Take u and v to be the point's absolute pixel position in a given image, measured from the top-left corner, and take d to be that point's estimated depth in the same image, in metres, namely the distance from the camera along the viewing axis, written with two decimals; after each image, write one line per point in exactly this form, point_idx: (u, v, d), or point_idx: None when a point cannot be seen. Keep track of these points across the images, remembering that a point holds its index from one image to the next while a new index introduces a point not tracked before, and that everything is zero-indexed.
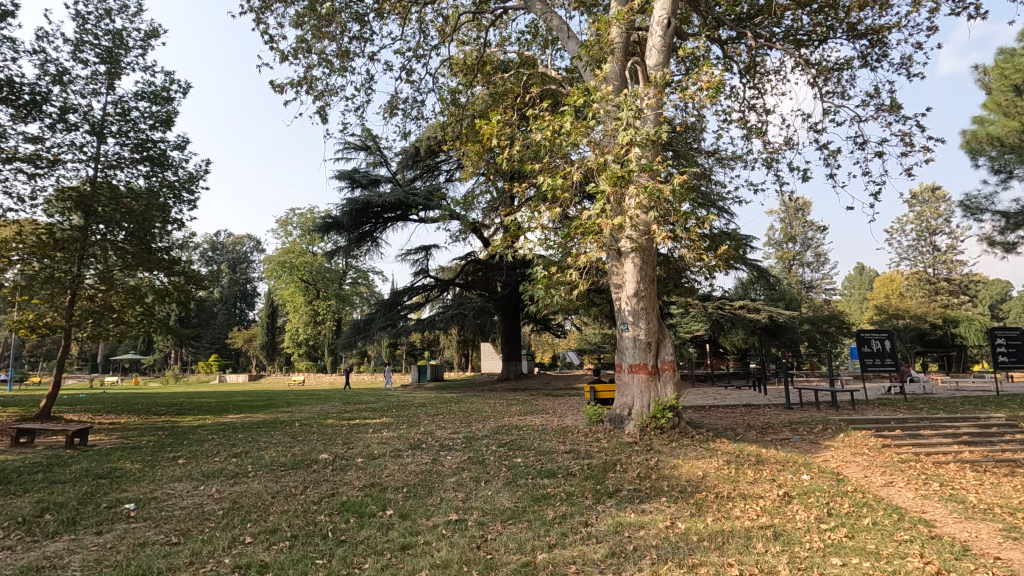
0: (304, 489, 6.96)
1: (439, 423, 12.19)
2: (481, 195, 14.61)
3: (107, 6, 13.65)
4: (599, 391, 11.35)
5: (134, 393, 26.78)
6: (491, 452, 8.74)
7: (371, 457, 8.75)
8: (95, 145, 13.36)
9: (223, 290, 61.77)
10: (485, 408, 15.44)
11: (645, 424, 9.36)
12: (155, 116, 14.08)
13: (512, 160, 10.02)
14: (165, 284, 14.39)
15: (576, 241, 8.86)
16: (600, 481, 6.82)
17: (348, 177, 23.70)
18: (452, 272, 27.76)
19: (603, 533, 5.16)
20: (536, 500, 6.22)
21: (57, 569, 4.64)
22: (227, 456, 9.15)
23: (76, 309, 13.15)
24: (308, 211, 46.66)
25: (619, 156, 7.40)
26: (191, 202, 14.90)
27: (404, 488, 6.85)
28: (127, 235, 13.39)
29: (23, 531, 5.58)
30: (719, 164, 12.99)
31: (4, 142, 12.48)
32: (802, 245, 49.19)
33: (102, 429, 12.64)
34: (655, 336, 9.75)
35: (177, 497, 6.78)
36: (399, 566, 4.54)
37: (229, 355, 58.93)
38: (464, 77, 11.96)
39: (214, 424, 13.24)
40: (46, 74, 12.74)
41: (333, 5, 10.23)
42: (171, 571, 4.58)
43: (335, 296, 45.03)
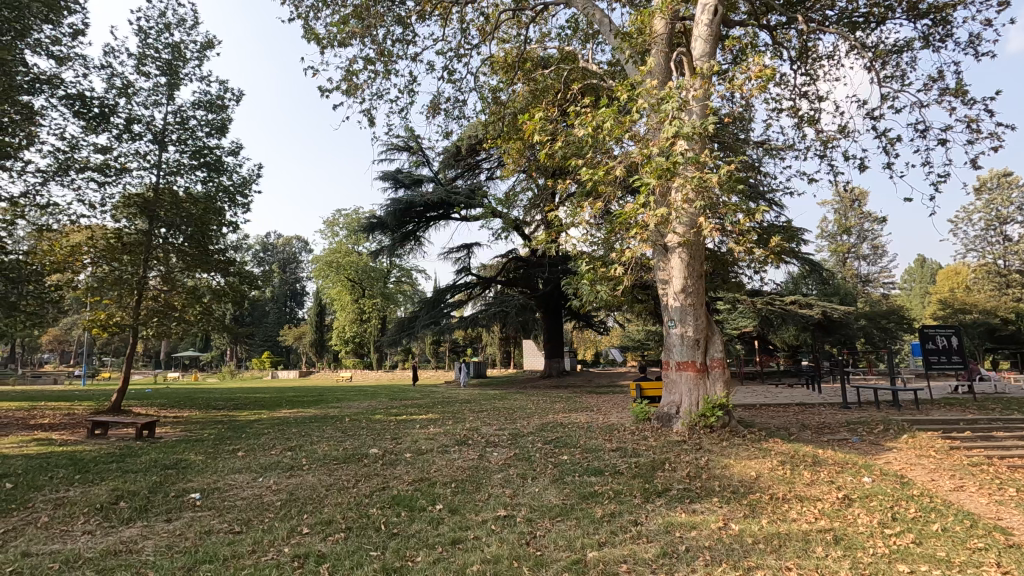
0: (356, 482, 7.16)
1: (484, 420, 12.30)
2: (522, 192, 14.63)
3: (166, 21, 14.34)
4: (645, 388, 11.16)
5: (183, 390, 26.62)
6: (537, 449, 8.77)
7: (421, 451, 8.93)
8: (157, 153, 14.11)
9: (275, 291, 64.15)
10: (530, 404, 15.46)
11: (694, 423, 9.16)
12: (211, 124, 14.74)
13: (554, 156, 9.98)
14: (222, 284, 15.08)
15: (620, 237, 8.76)
16: (649, 480, 6.72)
17: (391, 177, 24.13)
18: (494, 269, 27.92)
19: (654, 532, 5.08)
20: (584, 498, 6.19)
21: (133, 554, 4.93)
22: (283, 449, 9.53)
23: (143, 308, 13.86)
24: (353, 211, 47.78)
25: (664, 148, 7.21)
26: (245, 205, 15.55)
27: (452, 483, 6.94)
28: (188, 239, 14.14)
29: (101, 517, 5.96)
30: (768, 155, 12.59)
31: (77, 153, 13.33)
32: (857, 237, 46.98)
33: (168, 423, 13.34)
34: (703, 333, 9.53)
35: (239, 488, 7.09)
36: (451, 559, 4.61)
37: (281, 353, 61.27)
38: (504, 74, 11.90)
39: (269, 419, 13.75)
40: (112, 88, 13.52)
41: (377, 10, 10.41)
42: (235, 558, 4.79)
43: (380, 294, 46.00)
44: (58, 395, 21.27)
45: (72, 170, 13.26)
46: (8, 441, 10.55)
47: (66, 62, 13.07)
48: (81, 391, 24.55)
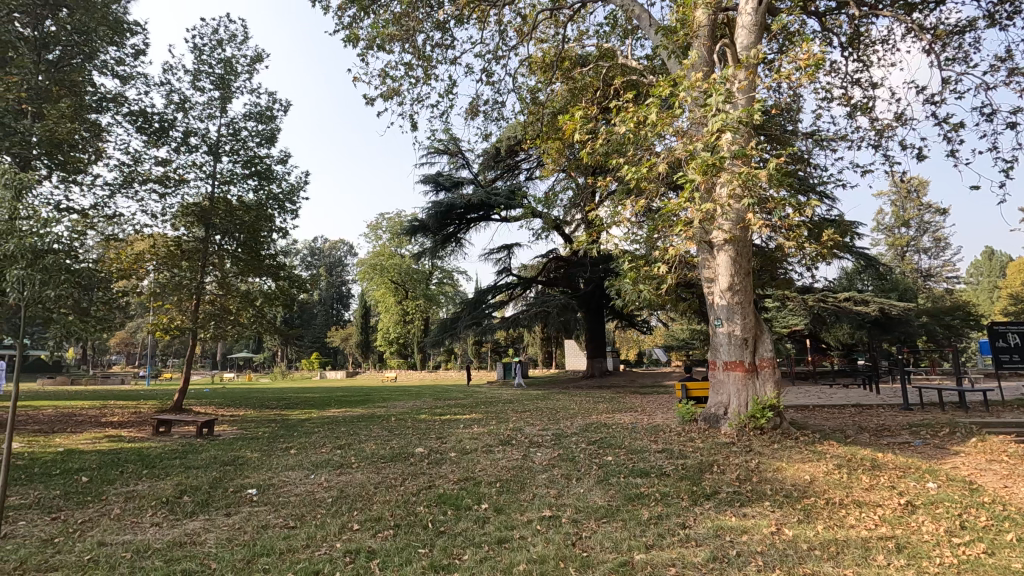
0: (403, 480, 7.32)
1: (527, 420, 12.31)
2: (562, 192, 14.57)
3: (219, 37, 15.02)
4: (691, 389, 10.92)
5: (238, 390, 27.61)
6: (581, 449, 8.73)
7: (465, 451, 9.04)
8: (212, 164, 14.80)
9: (322, 294, 66.09)
10: (572, 405, 15.37)
11: (744, 425, 8.90)
12: (261, 134, 15.34)
13: (594, 155, 9.89)
14: (273, 288, 15.69)
15: (662, 235, 8.60)
16: (697, 483, 6.59)
17: (432, 180, 24.50)
18: (534, 270, 27.95)
19: (702, 536, 4.98)
20: (630, 500, 6.12)
21: (197, 546, 5.20)
22: (332, 448, 9.81)
23: (200, 312, 14.54)
24: (395, 215, 48.71)
25: (709, 143, 7.02)
26: (294, 211, 16.12)
27: (497, 483, 6.98)
28: (241, 245, 14.83)
29: (168, 510, 6.31)
30: (818, 146, 12.10)
31: (140, 166, 14.14)
32: (918, 229, 44.56)
33: (225, 421, 13.94)
34: (752, 332, 9.25)
35: (292, 484, 7.37)
36: (498, 558, 4.65)
37: (329, 354, 63.15)
38: (542, 74, 11.83)
39: (320, 418, 14.19)
40: (171, 103, 14.26)
41: (416, 16, 10.57)
42: (290, 552, 4.98)
43: (423, 295, 46.71)
44: (124, 395, 22.49)
45: (136, 182, 14.07)
46: (83, 437, 11.28)
47: (130, 80, 13.89)
48: (145, 391, 25.75)
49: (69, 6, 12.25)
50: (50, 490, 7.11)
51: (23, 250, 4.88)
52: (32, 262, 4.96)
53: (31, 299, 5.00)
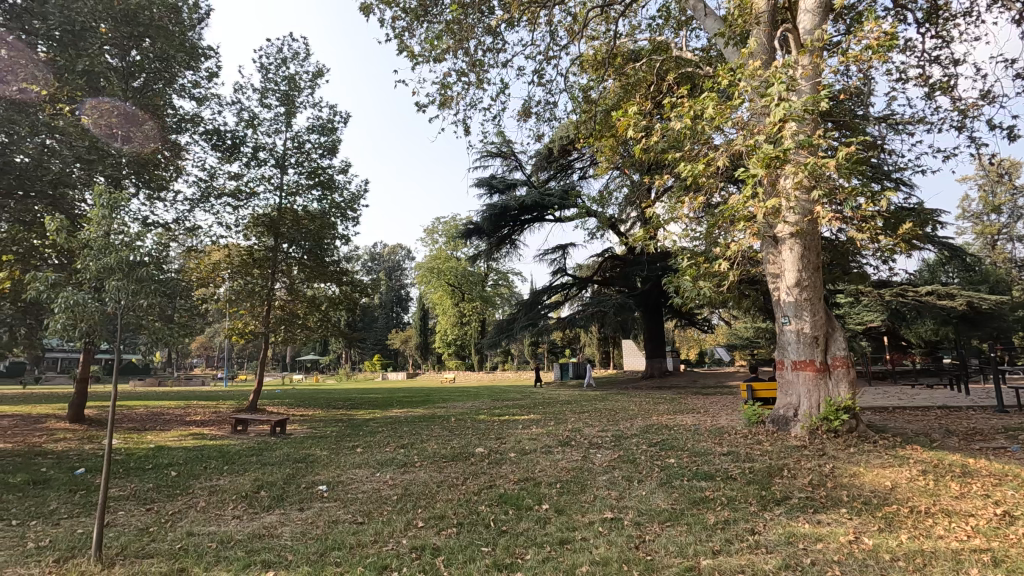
0: (464, 480, 7.45)
1: (586, 421, 12.23)
2: (616, 189, 14.37)
3: (284, 56, 15.82)
4: (757, 389, 10.51)
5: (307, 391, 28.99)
6: (642, 451, 8.59)
7: (524, 452, 9.08)
8: (279, 176, 15.60)
9: (383, 298, 68.22)
10: (632, 406, 15.14)
11: (815, 427, 8.48)
12: (324, 146, 16.02)
13: (650, 151, 9.69)
14: (337, 292, 16.35)
15: (723, 231, 8.32)
16: (766, 487, 6.33)
17: (486, 183, 24.78)
18: (590, 269, 27.73)
19: (773, 543, 4.79)
20: (694, 503, 5.97)
21: (274, 538, 5.50)
22: (396, 447, 10.13)
23: (272, 317, 15.35)
24: (451, 219, 49.56)
25: (772, 134, 6.71)
26: (355, 219, 16.74)
27: (557, 484, 6.99)
28: (307, 252, 15.56)
29: (248, 504, 6.70)
30: (892, 131, 11.36)
31: (215, 181, 15.10)
32: (1010, 216, 40.87)
33: (296, 420, 14.66)
34: (823, 330, 8.80)
35: (360, 481, 7.66)
36: (561, 559, 4.65)
37: (391, 356, 65.10)
38: (594, 72, 11.69)
39: (383, 418, 14.66)
40: (241, 121, 15.16)
41: (466, 21, 10.70)
42: (360, 546, 5.19)
43: (479, 297, 47.29)
44: (206, 394, 24.59)
45: (212, 197, 15.04)
46: (171, 435, 12.18)
47: (205, 102, 14.87)
48: (225, 391, 28.62)
49: (150, 36, 13.03)
50: (145, 483, 7.72)
51: (120, 263, 5.35)
52: (127, 274, 5.44)
53: (127, 307, 5.49)
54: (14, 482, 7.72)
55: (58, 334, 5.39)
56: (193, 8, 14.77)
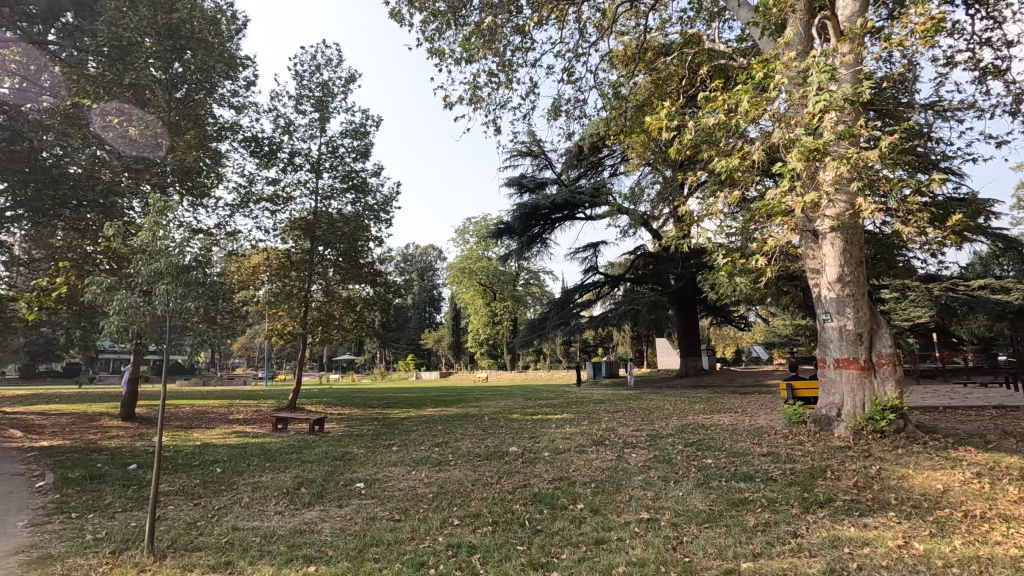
0: (498, 478, 7.48)
1: (620, 420, 12.11)
2: (649, 186, 14.18)
3: (317, 63, 16.16)
4: (798, 388, 10.21)
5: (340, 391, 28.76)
6: (678, 451, 8.46)
7: (558, 451, 9.06)
8: (314, 181, 15.97)
9: (416, 298, 69.13)
10: (667, 405, 14.93)
11: (860, 428, 8.19)
12: (357, 149, 16.32)
13: (682, 145, 9.52)
14: (371, 293, 16.64)
15: (759, 226, 8.12)
16: (808, 489, 6.15)
17: (516, 182, 24.79)
18: (622, 267, 27.46)
19: (817, 546, 4.65)
20: (733, 505, 5.84)
21: (315, 533, 5.65)
22: (430, 445, 10.25)
23: (309, 318, 15.73)
24: (482, 219, 49.80)
25: (811, 126, 6.50)
26: (388, 221, 17.00)
27: (592, 483, 6.95)
28: (342, 254, 15.89)
29: (290, 500, 6.90)
30: (940, 118, 10.87)
31: (254, 187, 15.56)
32: None
33: (334, 419, 14.99)
34: (867, 327, 8.50)
35: (396, 479, 7.78)
36: (597, 559, 4.63)
37: (424, 355, 65.93)
38: (624, 67, 11.53)
39: (418, 417, 14.84)
40: (278, 127, 15.57)
41: (495, 21, 10.74)
42: (398, 543, 5.27)
43: (511, 296, 47.38)
44: (244, 395, 24.70)
45: (251, 202, 15.50)
46: (216, 432, 12.63)
47: (243, 110, 15.34)
48: (263, 391, 28.65)
49: (191, 47, 13.48)
50: (192, 479, 8.03)
51: (170, 267, 5.59)
52: (176, 278, 5.68)
53: (175, 309, 5.71)
54: (72, 476, 8.14)
55: (112, 336, 5.64)
56: (231, 20, 15.28)
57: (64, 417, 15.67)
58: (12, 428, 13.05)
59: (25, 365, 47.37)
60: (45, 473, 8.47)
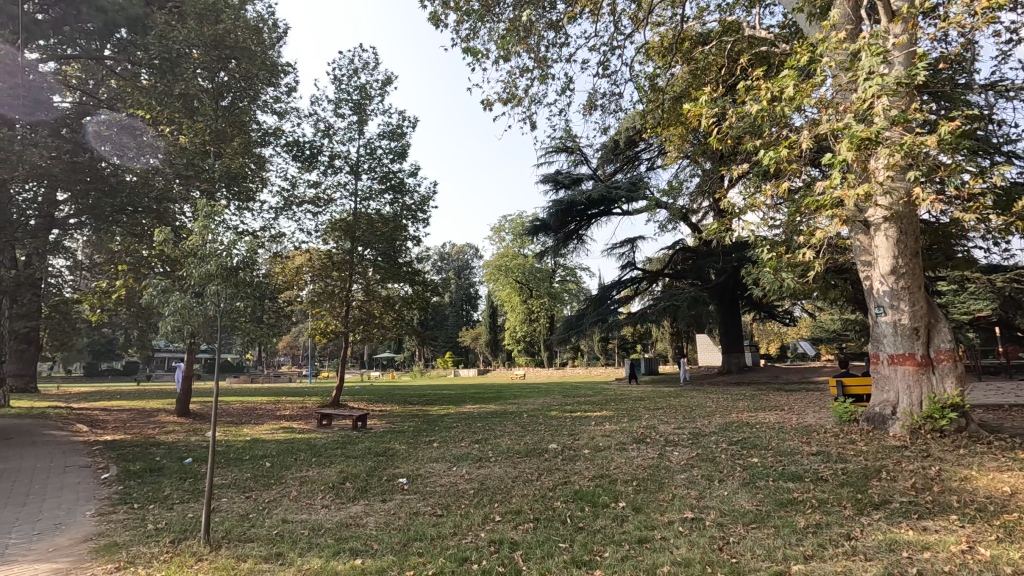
0: (539, 475, 7.48)
1: (661, 418, 11.91)
2: (688, 179, 13.88)
3: (355, 67, 16.49)
4: (849, 385, 9.82)
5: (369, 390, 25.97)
6: (722, 450, 8.26)
7: (598, 448, 8.98)
8: (353, 182, 16.31)
9: (453, 296, 69.86)
10: (709, 403, 14.60)
11: (917, 427, 7.81)
12: (394, 151, 16.59)
13: (723, 137, 9.27)
14: (410, 292, 16.90)
15: (806, 217, 7.84)
16: (862, 490, 5.91)
17: (551, 179, 24.69)
18: (661, 262, 27.01)
19: (873, 549, 4.47)
20: (782, 505, 5.67)
21: (360, 527, 5.79)
22: (470, 442, 10.35)
23: (351, 317, 16.10)
24: (517, 216, 49.85)
25: (861, 112, 6.22)
26: (425, 220, 17.22)
27: (633, 481, 6.88)
28: (381, 254, 16.19)
29: (336, 494, 7.10)
30: (1003, 99, 10.23)
31: (296, 190, 16.02)
32: None
33: (376, 416, 15.30)
34: (924, 321, 8.10)
35: (438, 475, 7.89)
36: (640, 558, 4.57)
37: (462, 353, 66.57)
38: (660, 59, 11.24)
39: (457, 414, 15.02)
40: (318, 131, 15.97)
41: (530, 17, 10.70)
42: (441, 538, 5.34)
43: (547, 293, 47.27)
44: (268, 395, 23.27)
45: (294, 205, 15.97)
46: (264, 428, 13.08)
47: (286, 115, 15.81)
48: (287, 391, 26.57)
49: (236, 57, 13.86)
50: (243, 473, 8.36)
51: (220, 268, 5.80)
52: (226, 280, 5.88)
53: (225, 310, 5.92)
54: (134, 469, 8.59)
55: (168, 335, 5.91)
56: (272, 28, 15.77)
57: (125, 412, 16.51)
58: (79, 423, 13.82)
59: (89, 363, 50.17)
60: (109, 466, 8.96)
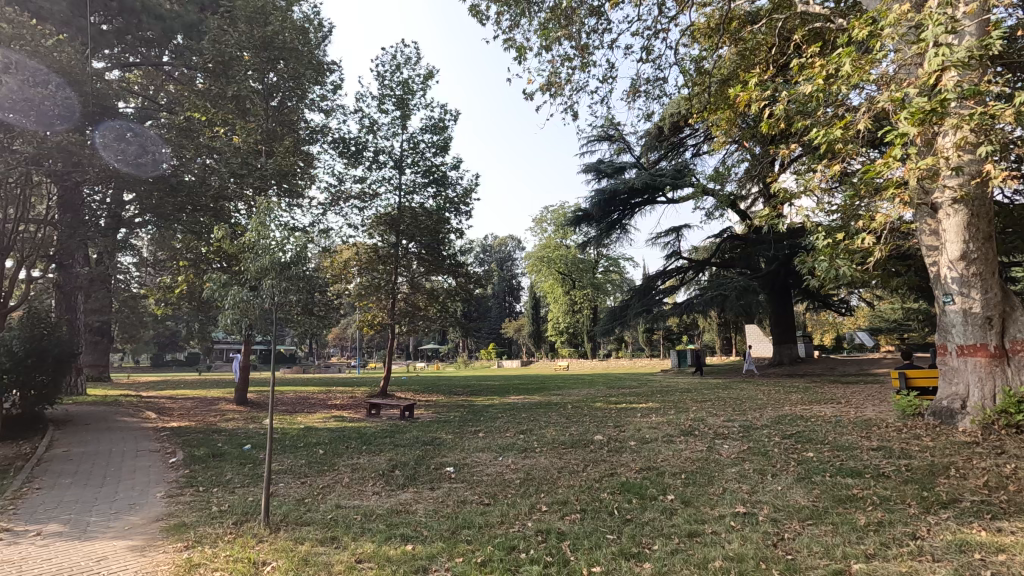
0: (585, 466, 7.46)
1: (710, 410, 11.65)
2: (735, 165, 13.44)
3: (397, 62, 16.68)
4: (912, 377, 9.32)
5: (409, 381, 25.54)
6: (775, 443, 8.00)
7: (645, 440, 8.88)
8: (397, 177, 16.57)
9: (496, 288, 70.36)
10: (759, 395, 14.18)
11: (990, 422, 7.35)
12: (436, 144, 16.74)
13: (773, 118, 8.89)
14: (453, 284, 17.17)
15: (867, 200, 7.42)
16: (928, 488, 5.61)
17: (593, 168, 24.39)
18: (708, 251, 26.30)
19: (941, 550, 4.24)
20: (840, 502, 5.44)
21: (410, 513, 5.93)
22: (516, 432, 10.42)
23: (397, 309, 16.48)
24: (559, 207, 49.61)
25: (926, 86, 5.82)
26: (467, 213, 17.33)
27: (682, 474, 6.76)
28: (425, 247, 16.45)
29: (385, 481, 7.29)
30: None
31: (343, 186, 16.42)
32: None
33: (423, 406, 15.62)
34: (997, 310, 7.60)
35: (484, 464, 7.98)
36: (690, 552, 4.49)
37: (505, 345, 67.09)
38: (706, 40, 10.80)
39: (502, 404, 15.18)
40: (363, 127, 16.29)
41: (570, 4, 10.56)
42: (488, 526, 5.41)
43: (590, 284, 46.87)
44: (311, 387, 23.06)
45: (341, 200, 16.38)
46: (317, 417, 13.58)
47: (332, 113, 16.19)
48: (328, 382, 26.18)
49: (284, 57, 14.15)
50: (299, 459, 8.70)
51: (274, 263, 6.02)
52: (280, 274, 6.08)
53: (279, 302, 6.13)
54: (199, 454, 9.08)
55: (227, 327, 6.20)
56: (318, 28, 16.15)
57: (189, 401, 17.46)
58: (148, 410, 14.72)
59: (156, 354, 53.30)
60: (176, 451, 9.49)
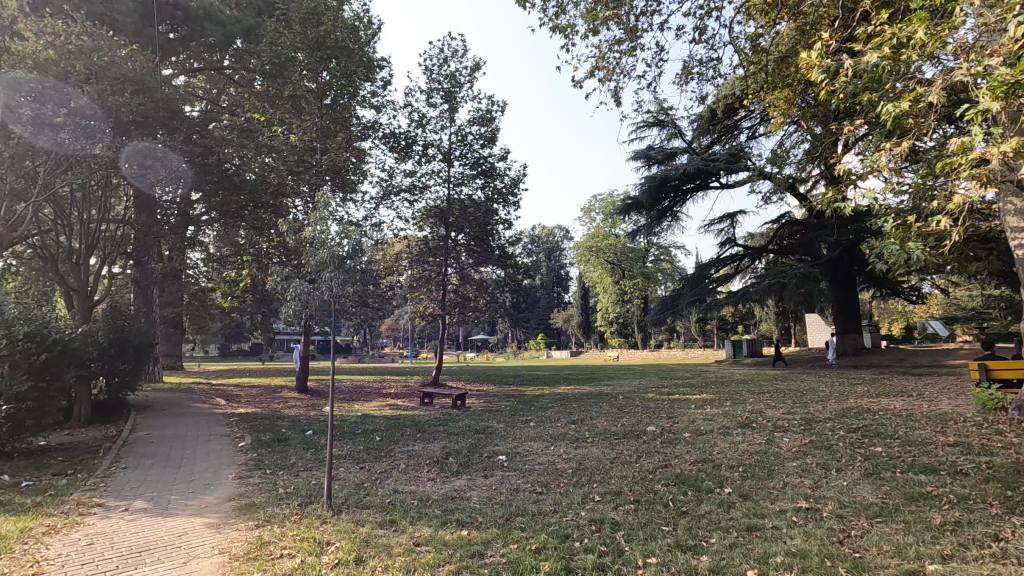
0: (638, 457, 7.38)
1: (768, 402, 11.27)
2: (794, 147, 12.82)
3: (445, 55, 16.80)
4: (994, 369, 8.67)
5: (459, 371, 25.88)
6: (839, 437, 7.65)
7: (700, 432, 8.67)
8: (445, 169, 16.76)
9: (544, 279, 70.25)
10: (822, 387, 13.57)
11: None
12: (484, 136, 16.80)
13: (837, 96, 8.41)
14: (502, 275, 17.21)
15: (942, 180, 6.90)
16: (1013, 487, 5.22)
17: (643, 155, 23.85)
18: (765, 237, 25.29)
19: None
20: (912, 500, 5.16)
21: (465, 500, 6.05)
22: (567, 422, 10.43)
23: (448, 300, 16.74)
24: (608, 195, 48.85)
25: (1013, 53, 5.32)
26: (515, 204, 17.34)
27: (740, 467, 6.59)
28: (474, 239, 16.56)
29: (440, 468, 7.46)
30: None
31: (394, 179, 16.75)
32: None
33: (475, 395, 15.84)
34: None
35: (536, 453, 8.04)
36: (750, 547, 4.37)
37: (554, 336, 66.96)
38: (763, 16, 10.27)
39: (553, 394, 15.19)
40: (412, 121, 16.53)
41: None
42: (541, 515, 5.44)
43: (641, 273, 45.98)
44: (367, 377, 23.80)
45: (392, 194, 16.72)
46: (374, 405, 14.03)
47: (382, 108, 16.51)
48: (383, 372, 26.89)
49: (336, 56, 14.54)
50: (357, 446, 9.02)
51: (332, 257, 6.21)
52: (337, 267, 6.25)
53: (337, 295, 6.34)
54: (265, 439, 9.56)
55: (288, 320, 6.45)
56: (367, 26, 16.48)
57: (254, 388, 18.39)
58: (217, 397, 15.57)
59: (223, 345, 56.37)
60: (244, 435, 10.03)
